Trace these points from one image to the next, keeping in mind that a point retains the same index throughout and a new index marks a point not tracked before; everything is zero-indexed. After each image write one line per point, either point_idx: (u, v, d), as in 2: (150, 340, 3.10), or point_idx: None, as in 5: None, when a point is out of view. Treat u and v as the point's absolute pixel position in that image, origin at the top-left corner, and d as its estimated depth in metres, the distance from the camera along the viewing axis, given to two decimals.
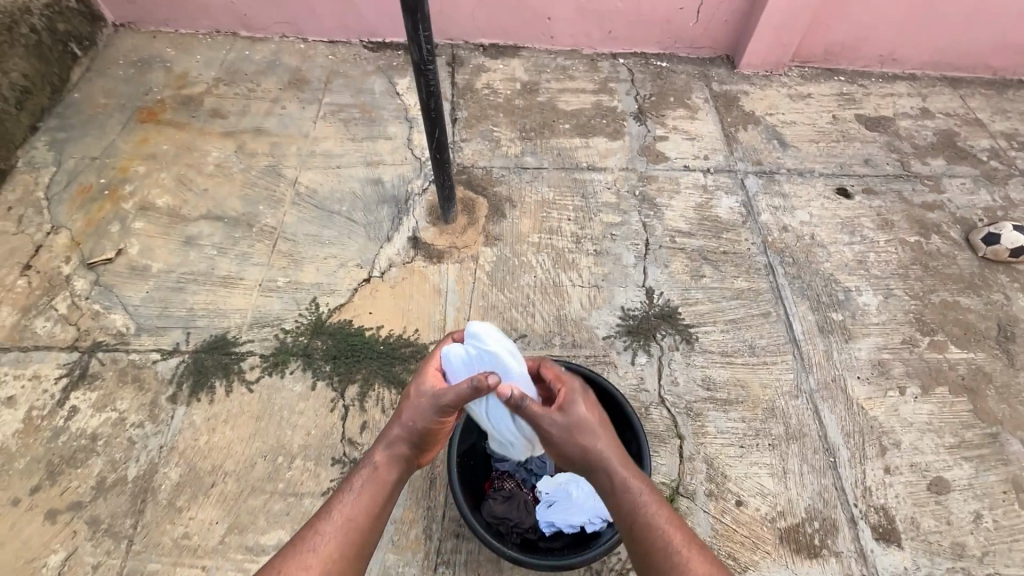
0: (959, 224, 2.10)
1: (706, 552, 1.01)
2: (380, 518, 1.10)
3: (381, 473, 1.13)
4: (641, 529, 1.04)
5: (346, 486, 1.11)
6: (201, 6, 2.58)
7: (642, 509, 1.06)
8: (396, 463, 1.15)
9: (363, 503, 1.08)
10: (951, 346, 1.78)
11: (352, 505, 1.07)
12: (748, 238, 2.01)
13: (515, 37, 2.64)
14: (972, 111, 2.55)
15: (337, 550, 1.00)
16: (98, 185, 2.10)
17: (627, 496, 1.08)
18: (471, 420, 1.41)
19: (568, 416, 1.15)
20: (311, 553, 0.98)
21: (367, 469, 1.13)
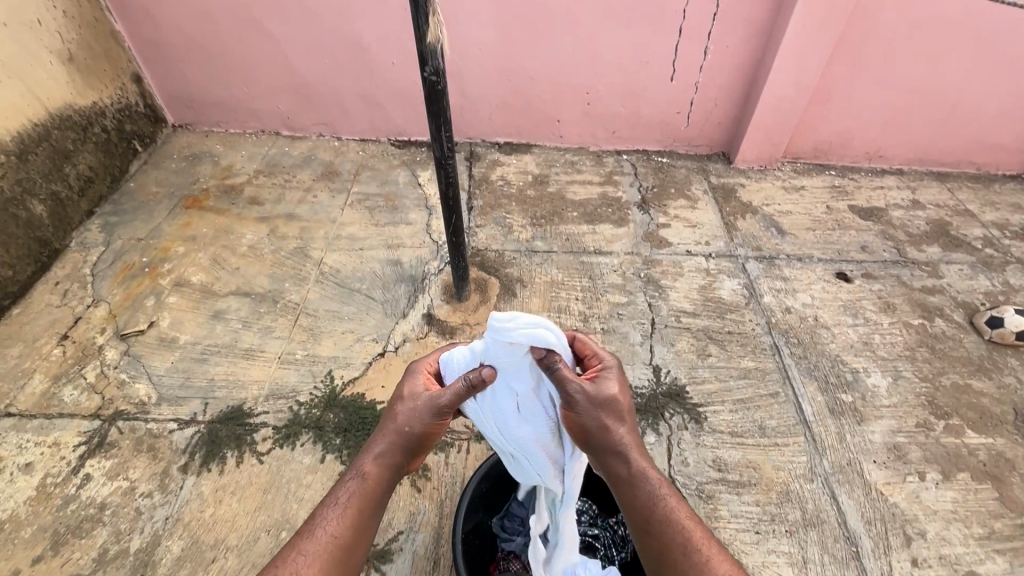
0: (961, 308, 2.14)
1: (721, 549, 1.09)
2: (367, 529, 1.13)
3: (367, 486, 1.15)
4: (659, 521, 1.12)
5: (334, 499, 1.13)
6: (251, 110, 2.93)
7: (660, 499, 1.15)
8: (384, 474, 1.18)
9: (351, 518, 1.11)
10: (968, 431, 1.74)
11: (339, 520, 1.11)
12: (753, 319, 2.06)
13: (527, 136, 2.92)
14: (962, 203, 2.68)
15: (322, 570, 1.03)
16: (140, 263, 2.27)
17: (646, 486, 1.16)
18: (476, 496, 1.40)
19: (598, 391, 1.16)
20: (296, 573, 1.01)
21: (353, 483, 1.16)
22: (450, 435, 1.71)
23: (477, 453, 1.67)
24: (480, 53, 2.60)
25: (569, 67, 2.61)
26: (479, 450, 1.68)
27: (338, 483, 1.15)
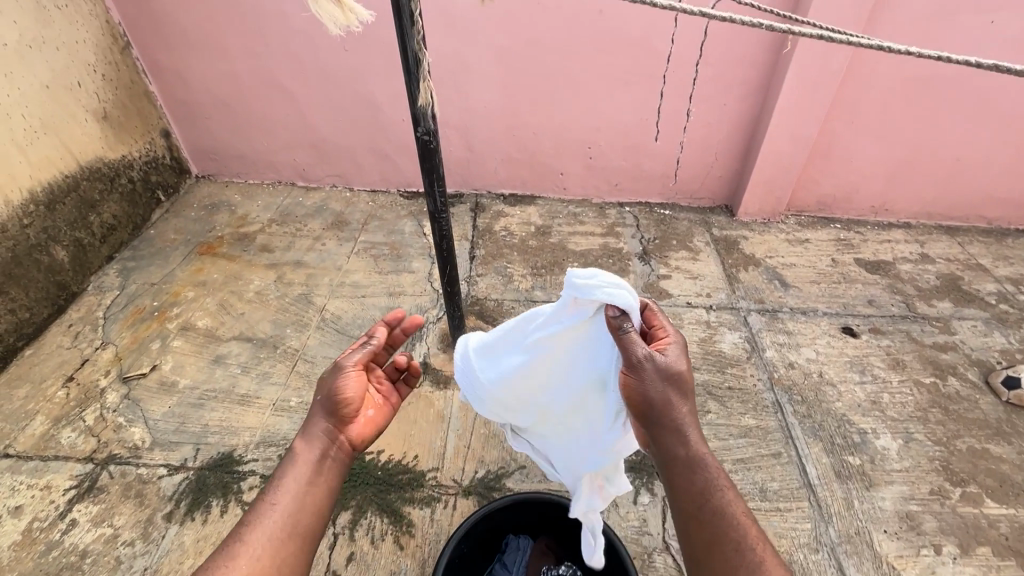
0: (976, 367, 2.06)
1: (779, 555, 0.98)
2: (318, 487, 1.12)
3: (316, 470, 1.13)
4: (714, 509, 1.03)
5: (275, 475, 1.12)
6: (269, 163, 3.08)
7: (717, 488, 1.04)
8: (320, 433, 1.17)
9: (298, 501, 1.08)
10: (987, 500, 1.63)
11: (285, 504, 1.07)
12: (754, 374, 2.01)
13: (531, 188, 2.99)
14: (974, 257, 2.62)
15: (271, 538, 1.02)
16: (151, 306, 2.35)
17: (703, 473, 1.06)
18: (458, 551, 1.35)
19: (665, 359, 1.10)
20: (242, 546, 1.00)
21: (296, 464, 1.13)
22: (437, 489, 1.67)
23: (464, 510, 1.62)
24: (486, 110, 2.72)
25: (571, 123, 2.71)
26: (466, 506, 1.63)
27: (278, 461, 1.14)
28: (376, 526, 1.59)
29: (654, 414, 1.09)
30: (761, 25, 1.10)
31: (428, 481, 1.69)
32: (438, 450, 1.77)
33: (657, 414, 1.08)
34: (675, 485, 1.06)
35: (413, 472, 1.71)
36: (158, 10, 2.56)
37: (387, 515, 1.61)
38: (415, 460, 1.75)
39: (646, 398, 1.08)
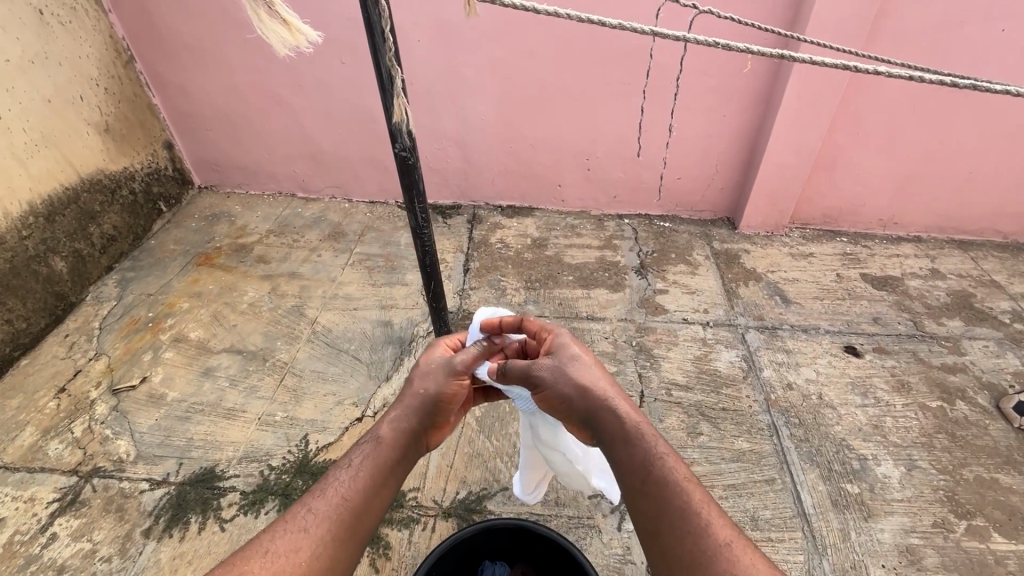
0: (987, 390, 1.96)
1: (726, 518, 0.96)
2: (383, 490, 1.09)
3: (318, 525, 0.98)
4: (655, 482, 1.01)
5: (346, 462, 1.10)
6: (270, 174, 3.10)
7: (657, 460, 1.04)
8: (400, 436, 1.16)
9: (291, 565, 0.91)
10: (994, 535, 1.55)
11: (276, 563, 0.91)
12: (750, 395, 1.94)
13: (530, 200, 2.96)
14: (987, 273, 2.52)
15: (332, 530, 0.98)
16: (146, 317, 2.37)
17: (640, 446, 1.07)
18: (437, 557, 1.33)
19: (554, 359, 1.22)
20: (304, 533, 0.96)
21: (301, 518, 0.99)
22: (416, 510, 1.64)
23: (442, 532, 1.59)
24: (482, 122, 2.71)
25: (567, 134, 2.68)
26: (444, 529, 1.60)
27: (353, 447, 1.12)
28: None
29: (582, 407, 1.17)
30: (720, 45, 1.05)
31: (408, 502, 1.66)
32: (420, 470, 1.73)
33: (583, 407, 1.16)
34: (640, 490, 1.02)
35: (393, 492, 1.68)
36: (160, 25, 2.60)
37: None
38: None
39: (563, 396, 1.18)
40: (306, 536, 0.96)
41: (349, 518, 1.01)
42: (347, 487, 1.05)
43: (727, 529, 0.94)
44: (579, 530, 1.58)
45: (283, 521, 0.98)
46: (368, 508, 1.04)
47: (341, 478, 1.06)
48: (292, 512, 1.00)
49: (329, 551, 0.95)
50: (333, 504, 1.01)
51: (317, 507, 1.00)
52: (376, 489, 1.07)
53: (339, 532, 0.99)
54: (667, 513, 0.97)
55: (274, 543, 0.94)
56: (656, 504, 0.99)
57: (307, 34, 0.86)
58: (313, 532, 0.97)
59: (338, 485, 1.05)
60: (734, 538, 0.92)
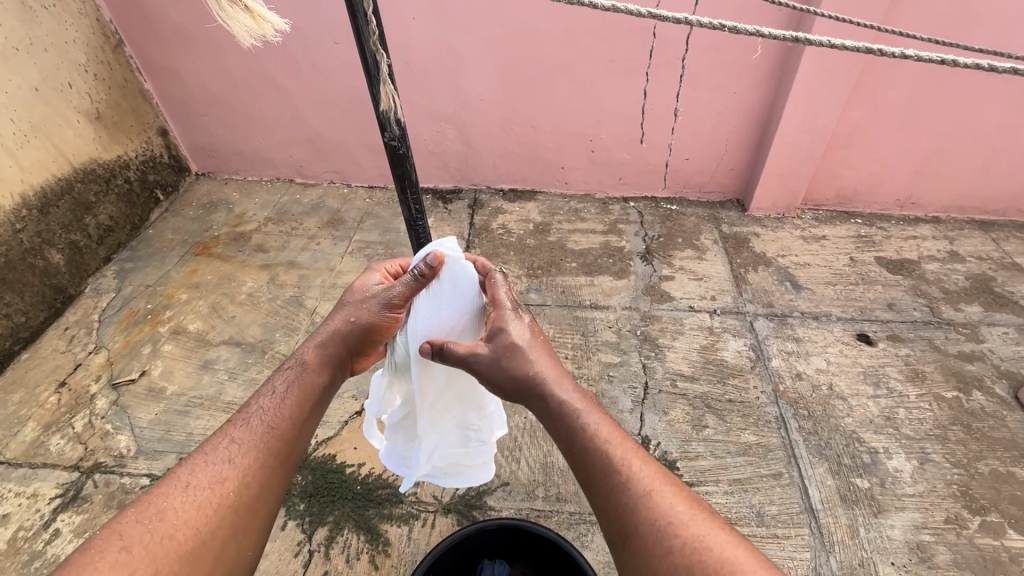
0: (1005, 378, 1.89)
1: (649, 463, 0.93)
2: (309, 418, 1.14)
3: (242, 455, 1.01)
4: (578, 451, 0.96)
5: (266, 392, 1.13)
6: (267, 160, 3.04)
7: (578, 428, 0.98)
8: (326, 367, 1.20)
9: (217, 494, 0.95)
10: (1009, 531, 1.50)
11: (201, 493, 0.94)
12: (758, 386, 1.89)
13: (532, 184, 2.88)
14: (1008, 256, 2.42)
15: (257, 459, 1.02)
16: (144, 309, 2.35)
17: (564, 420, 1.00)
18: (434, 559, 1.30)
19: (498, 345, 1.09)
20: (228, 464, 0.99)
21: (222, 451, 1.02)
22: (416, 506, 1.62)
23: (442, 529, 1.57)
24: (482, 103, 2.61)
25: (571, 116, 2.58)
26: (444, 525, 1.58)
27: (275, 374, 1.15)
28: (352, 543, 1.56)
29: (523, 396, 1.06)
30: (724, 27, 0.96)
31: (408, 497, 1.65)
32: None
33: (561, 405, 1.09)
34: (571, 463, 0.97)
35: (393, 488, 1.67)
36: (148, 7, 2.51)
37: (364, 532, 1.58)
38: (396, 475, 1.70)
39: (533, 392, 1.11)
40: (231, 466, 0.99)
41: (274, 447, 1.05)
42: (269, 420, 1.07)
43: (647, 472, 0.91)
44: (580, 527, 1.55)
45: (200, 457, 1.00)
46: (293, 434, 1.08)
47: (259, 412, 1.08)
48: (210, 449, 1.02)
49: (256, 478, 1.00)
50: (256, 437, 1.04)
51: (238, 439, 1.03)
52: (298, 421, 1.10)
53: (264, 459, 1.02)
54: (594, 473, 0.93)
55: (196, 476, 0.96)
56: (584, 466, 0.95)
57: (268, 18, 0.80)
58: (238, 462, 1.00)
59: (259, 417, 1.07)
60: (657, 484, 0.90)
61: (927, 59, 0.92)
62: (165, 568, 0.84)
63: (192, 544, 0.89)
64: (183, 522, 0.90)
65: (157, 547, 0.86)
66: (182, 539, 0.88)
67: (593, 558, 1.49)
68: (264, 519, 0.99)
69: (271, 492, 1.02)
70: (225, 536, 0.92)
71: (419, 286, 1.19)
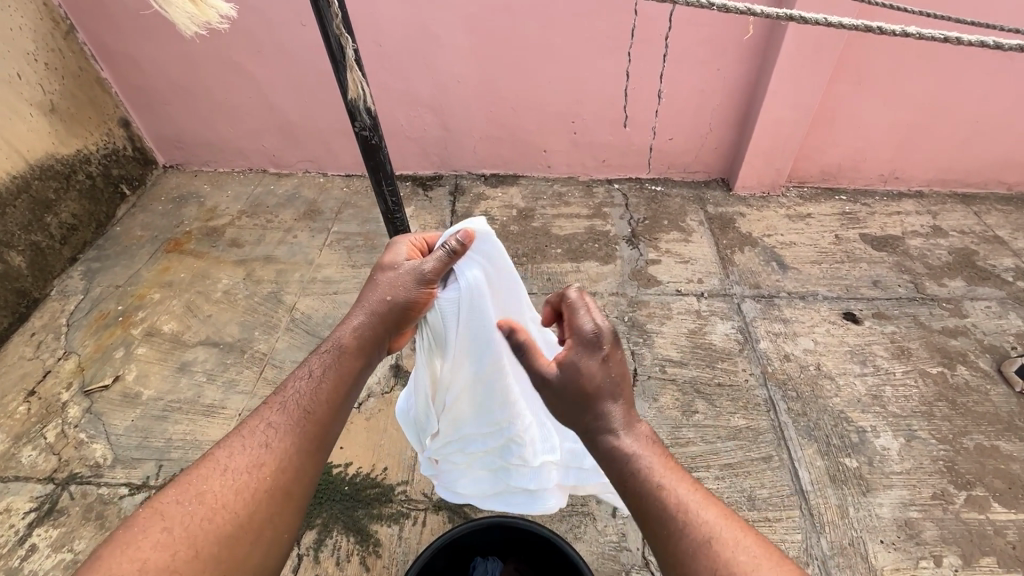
0: (989, 353, 1.91)
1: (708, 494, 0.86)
2: (345, 403, 1.12)
3: (279, 441, 1.02)
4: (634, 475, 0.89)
5: (303, 373, 1.12)
6: (238, 150, 2.92)
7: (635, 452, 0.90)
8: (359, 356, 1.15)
9: (256, 479, 0.97)
10: (994, 504, 1.52)
11: (240, 478, 0.97)
12: (747, 369, 1.88)
13: (514, 168, 2.81)
14: (990, 229, 2.43)
15: (292, 446, 1.03)
16: (115, 311, 2.25)
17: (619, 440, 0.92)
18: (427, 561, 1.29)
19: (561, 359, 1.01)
20: (266, 450, 1.01)
21: (261, 434, 1.03)
22: (406, 505, 1.60)
23: (433, 527, 1.55)
24: (460, 85, 2.52)
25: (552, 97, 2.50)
26: (435, 523, 1.55)
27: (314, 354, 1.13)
28: (342, 545, 1.53)
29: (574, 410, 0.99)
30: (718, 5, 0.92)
31: (397, 496, 1.62)
32: (408, 463, 1.68)
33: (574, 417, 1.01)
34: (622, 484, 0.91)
35: (382, 487, 1.64)
36: None
37: (354, 534, 1.55)
38: (384, 474, 1.67)
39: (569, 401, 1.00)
40: (267, 451, 1.01)
41: (309, 433, 1.05)
42: (304, 403, 1.07)
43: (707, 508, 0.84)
44: (572, 519, 1.54)
45: (241, 438, 1.02)
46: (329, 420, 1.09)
47: (295, 396, 1.08)
48: (249, 430, 1.04)
49: (291, 465, 1.02)
50: (291, 423, 1.05)
51: (275, 423, 1.05)
52: (335, 407, 1.09)
53: (300, 444, 1.04)
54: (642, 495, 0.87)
55: (234, 459, 0.99)
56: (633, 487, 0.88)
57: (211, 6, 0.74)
58: (275, 448, 1.02)
59: (294, 400, 1.07)
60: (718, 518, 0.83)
61: (927, 36, 0.90)
62: (204, 551, 0.88)
63: (230, 528, 0.92)
64: (222, 505, 0.93)
65: (198, 531, 0.90)
66: (222, 523, 0.92)
67: (586, 549, 1.48)
68: (299, 502, 1.02)
69: (309, 476, 1.04)
70: (262, 522, 0.95)
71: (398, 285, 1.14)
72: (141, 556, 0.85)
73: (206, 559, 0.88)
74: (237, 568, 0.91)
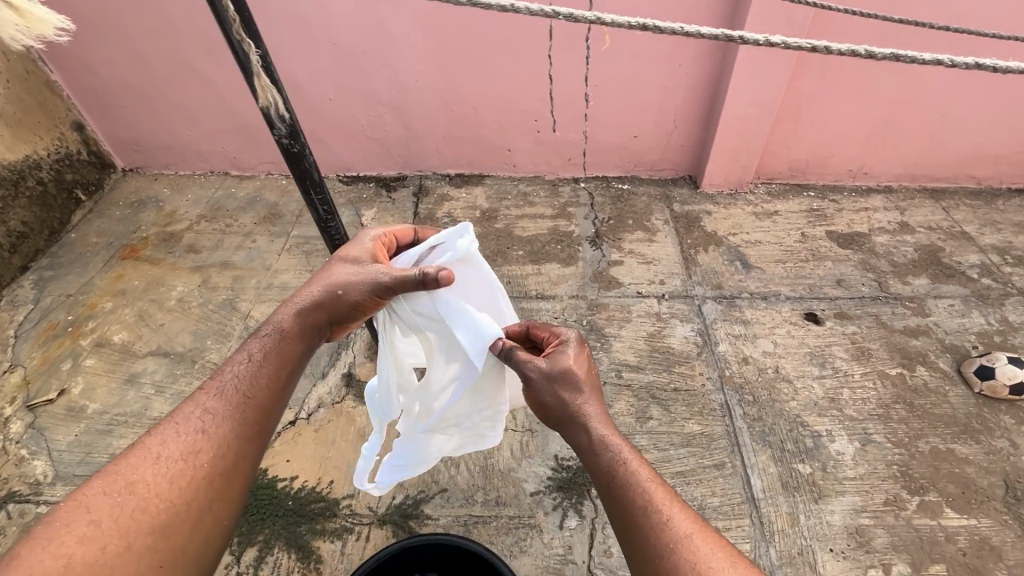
0: (949, 353, 1.88)
1: (689, 511, 0.93)
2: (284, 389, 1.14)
3: (215, 427, 1.03)
4: (617, 486, 0.98)
5: (238, 360, 1.13)
6: (198, 152, 2.86)
7: (619, 465, 1.00)
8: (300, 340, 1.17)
9: (191, 466, 0.97)
10: (946, 510, 1.50)
11: (175, 465, 0.96)
12: (704, 373, 1.84)
13: (479, 167, 2.75)
14: (958, 224, 2.39)
15: (229, 432, 1.03)
16: (64, 321, 2.20)
17: (605, 454, 1.02)
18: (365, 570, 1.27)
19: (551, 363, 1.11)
20: (202, 437, 1.01)
21: (195, 422, 1.03)
22: (350, 519, 1.56)
23: (377, 542, 1.51)
24: (418, 83, 2.46)
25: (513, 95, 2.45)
26: (379, 538, 1.52)
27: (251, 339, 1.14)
28: (283, 562, 1.49)
29: (559, 417, 1.10)
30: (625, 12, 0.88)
31: (342, 510, 1.58)
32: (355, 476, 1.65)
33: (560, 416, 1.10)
34: (607, 493, 0.99)
35: (326, 501, 1.60)
36: None
37: (296, 550, 1.51)
38: (330, 487, 1.63)
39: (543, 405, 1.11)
40: (203, 438, 1.01)
41: (247, 417, 1.06)
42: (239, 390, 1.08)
43: (686, 520, 0.91)
44: (519, 532, 1.51)
45: (174, 427, 1.02)
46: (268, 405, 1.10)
47: (230, 382, 1.09)
48: (182, 420, 1.03)
49: (229, 451, 1.02)
50: (226, 411, 1.05)
51: (212, 409, 1.05)
52: (273, 391, 1.11)
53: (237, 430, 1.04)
54: (631, 510, 0.94)
55: (167, 449, 0.98)
56: (622, 503, 0.96)
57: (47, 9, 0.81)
58: (211, 434, 1.02)
59: (231, 386, 1.08)
60: (695, 531, 0.89)
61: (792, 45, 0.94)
62: (138, 542, 0.87)
63: (165, 517, 0.91)
64: (155, 494, 0.92)
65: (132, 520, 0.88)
66: (156, 513, 0.91)
67: (531, 563, 1.45)
68: (240, 488, 1.02)
69: (249, 462, 1.04)
70: (200, 510, 0.95)
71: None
72: (66, 551, 0.82)
73: (140, 549, 0.87)
74: (174, 558, 0.90)
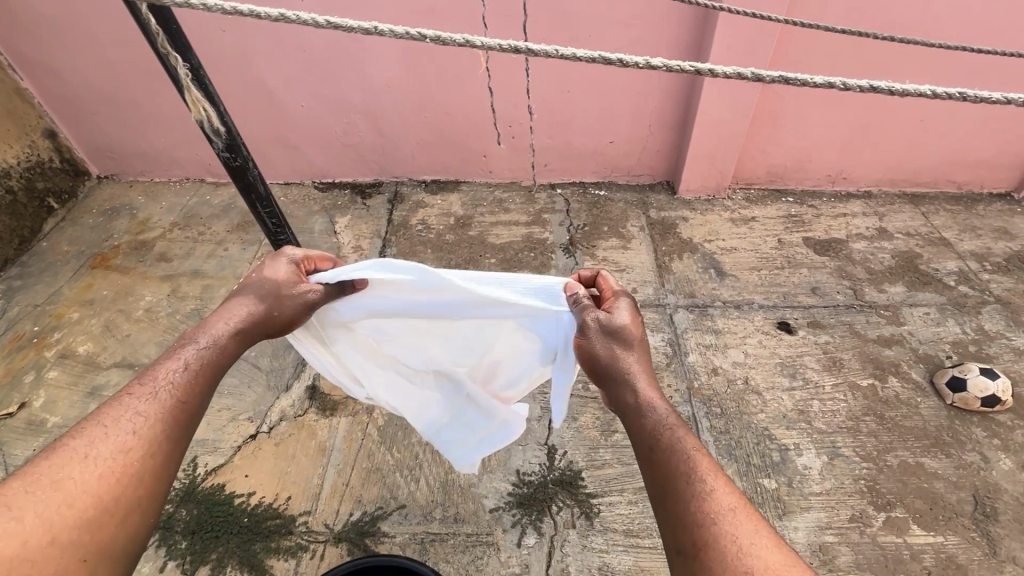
0: (922, 363, 1.85)
1: (736, 483, 0.87)
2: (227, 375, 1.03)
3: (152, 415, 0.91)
4: (661, 449, 0.92)
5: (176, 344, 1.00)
6: (173, 159, 2.83)
7: (666, 428, 0.94)
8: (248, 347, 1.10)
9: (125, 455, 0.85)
10: (912, 527, 1.46)
11: (105, 455, 0.84)
12: (673, 385, 1.81)
13: (455, 173, 2.72)
14: (937, 230, 2.36)
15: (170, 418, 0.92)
16: (30, 332, 2.18)
17: (650, 417, 0.96)
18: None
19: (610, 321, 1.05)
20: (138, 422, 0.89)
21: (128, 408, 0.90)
22: (306, 537, 1.53)
23: (332, 560, 1.48)
24: (391, 90, 2.43)
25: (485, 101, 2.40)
26: (334, 556, 1.49)
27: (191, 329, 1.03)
28: None
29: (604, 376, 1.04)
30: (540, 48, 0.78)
31: (298, 528, 1.55)
32: (313, 492, 1.62)
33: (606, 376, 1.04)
34: (647, 458, 0.93)
35: (283, 518, 1.57)
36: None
37: (249, 569, 1.48)
38: (287, 503, 1.60)
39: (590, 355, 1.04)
40: (137, 434, 0.87)
41: (186, 413, 0.94)
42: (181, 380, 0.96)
43: (730, 494, 0.85)
44: (476, 549, 1.48)
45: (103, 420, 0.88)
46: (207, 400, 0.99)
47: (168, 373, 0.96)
48: (112, 410, 0.89)
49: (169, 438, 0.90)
50: (164, 403, 0.93)
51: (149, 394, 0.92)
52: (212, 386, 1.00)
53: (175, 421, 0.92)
54: (673, 476, 0.88)
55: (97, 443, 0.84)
56: (664, 468, 0.89)
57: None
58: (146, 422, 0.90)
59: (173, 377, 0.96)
60: (741, 505, 0.83)
61: (675, 69, 0.76)
62: (63, 537, 0.75)
63: (95, 515, 0.79)
64: (82, 488, 0.80)
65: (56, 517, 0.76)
66: (84, 507, 0.78)
67: None
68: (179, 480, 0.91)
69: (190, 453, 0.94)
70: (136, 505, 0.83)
71: (246, 323, 1.06)
72: None
73: (64, 545, 0.75)
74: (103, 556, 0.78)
